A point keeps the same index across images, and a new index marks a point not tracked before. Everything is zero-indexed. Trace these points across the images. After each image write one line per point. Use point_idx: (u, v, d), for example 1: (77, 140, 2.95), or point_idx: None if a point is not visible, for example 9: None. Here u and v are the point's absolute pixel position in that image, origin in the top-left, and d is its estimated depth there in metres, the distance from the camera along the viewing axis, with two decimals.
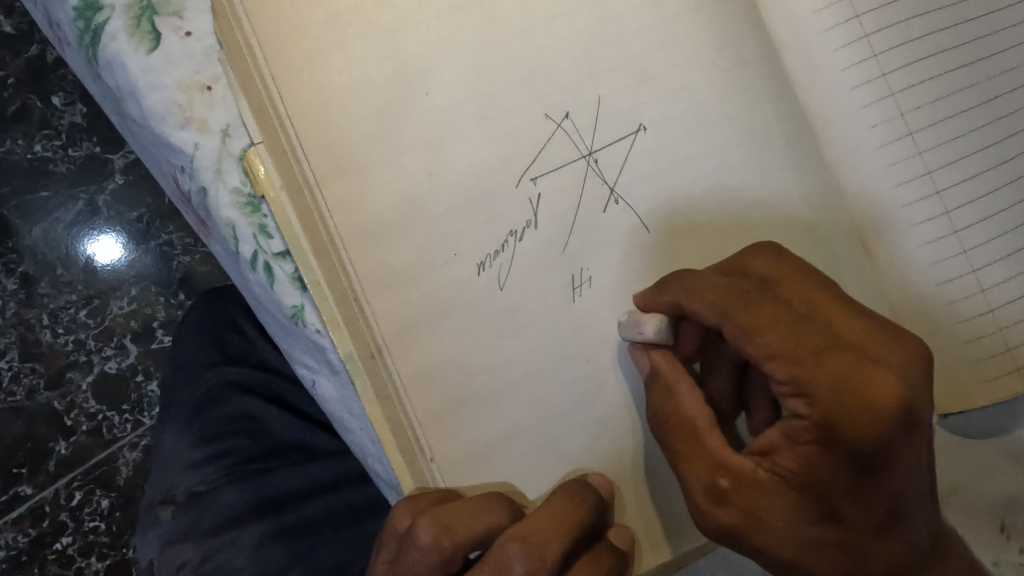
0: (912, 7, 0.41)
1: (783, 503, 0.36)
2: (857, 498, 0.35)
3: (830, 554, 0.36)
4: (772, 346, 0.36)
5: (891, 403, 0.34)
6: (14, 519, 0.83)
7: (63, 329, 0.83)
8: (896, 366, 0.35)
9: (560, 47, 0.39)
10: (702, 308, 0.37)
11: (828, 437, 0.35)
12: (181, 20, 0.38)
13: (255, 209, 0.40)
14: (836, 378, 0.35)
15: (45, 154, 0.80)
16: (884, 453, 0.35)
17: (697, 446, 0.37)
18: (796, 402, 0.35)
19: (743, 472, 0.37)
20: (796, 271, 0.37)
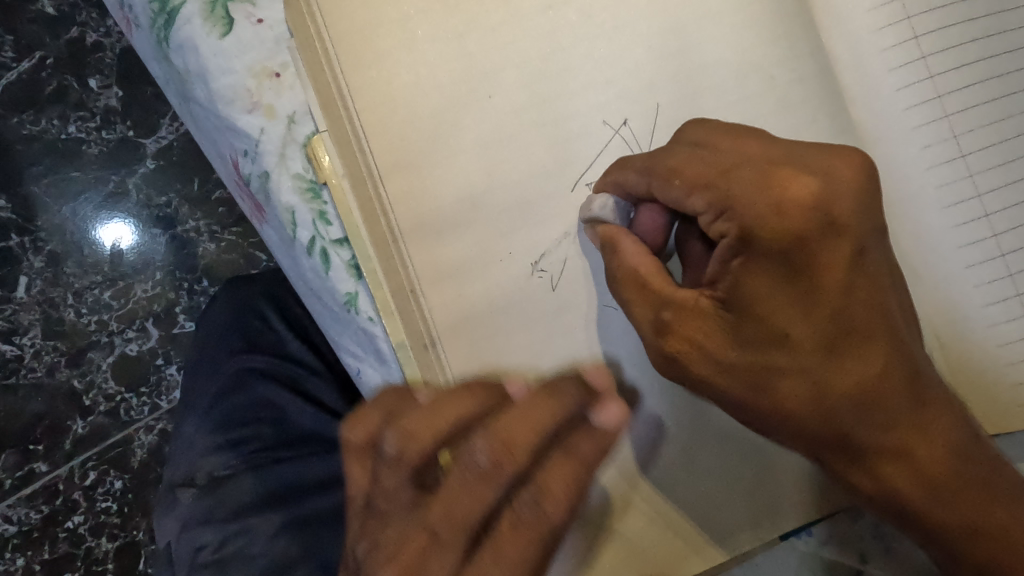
0: (968, 33, 0.41)
1: (723, 329, 0.33)
2: (791, 316, 0.32)
3: (781, 382, 0.34)
4: (690, 181, 0.33)
5: (805, 204, 0.31)
6: (27, 496, 0.80)
7: (86, 310, 0.81)
8: (853, 186, 0.32)
9: (621, 56, 0.39)
10: (643, 168, 0.35)
11: (746, 250, 0.32)
12: (254, 6, 0.39)
13: (317, 195, 0.40)
14: (763, 200, 0.31)
15: (79, 134, 0.79)
16: (809, 259, 0.32)
17: (646, 289, 0.34)
18: (715, 223, 0.33)
19: (688, 300, 0.34)
20: (726, 130, 0.35)
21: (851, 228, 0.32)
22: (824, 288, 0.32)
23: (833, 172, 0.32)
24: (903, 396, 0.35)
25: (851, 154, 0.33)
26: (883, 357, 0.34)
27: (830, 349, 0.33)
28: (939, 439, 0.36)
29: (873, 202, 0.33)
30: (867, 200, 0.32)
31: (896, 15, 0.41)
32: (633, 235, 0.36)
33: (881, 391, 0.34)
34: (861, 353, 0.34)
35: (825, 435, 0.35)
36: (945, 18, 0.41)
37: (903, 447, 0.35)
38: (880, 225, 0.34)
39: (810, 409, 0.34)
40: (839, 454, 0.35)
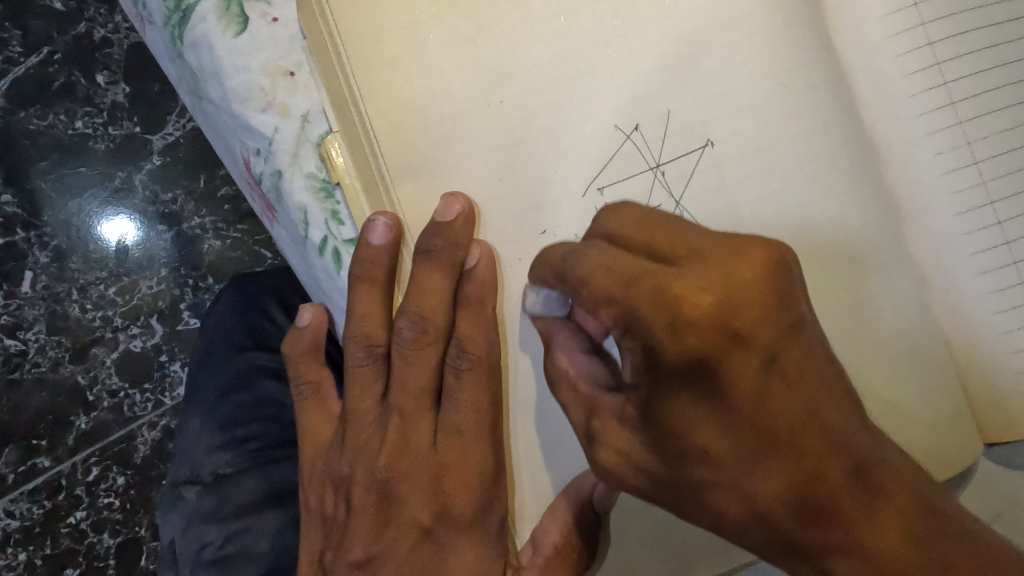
0: (983, 40, 0.41)
1: (641, 445, 0.33)
2: (710, 429, 0.31)
3: (714, 495, 0.31)
4: (595, 270, 0.31)
5: (704, 322, 0.29)
6: (30, 490, 0.80)
7: (91, 305, 0.81)
8: (751, 286, 0.30)
9: (634, 61, 0.39)
10: (558, 266, 0.34)
11: (653, 370, 0.31)
12: (270, 4, 0.39)
13: (329, 194, 0.40)
14: (651, 302, 0.30)
15: (85, 130, 0.79)
16: (706, 368, 0.30)
17: (576, 391, 0.35)
18: (623, 338, 0.31)
19: (616, 409, 0.34)
20: (647, 215, 0.33)
21: (756, 341, 0.30)
22: (738, 399, 0.30)
23: (731, 279, 0.30)
24: (848, 488, 0.30)
25: (757, 246, 0.31)
26: (821, 449, 0.30)
27: (753, 457, 0.30)
28: (895, 519, 0.30)
29: (784, 284, 0.31)
30: (775, 305, 0.30)
31: (910, 22, 0.41)
32: (571, 329, 0.37)
33: (822, 494, 0.30)
34: (786, 459, 0.30)
35: (777, 542, 0.31)
36: (959, 26, 0.41)
37: (865, 548, 0.29)
38: (798, 312, 0.31)
39: (741, 510, 0.31)
40: (799, 559, 0.31)
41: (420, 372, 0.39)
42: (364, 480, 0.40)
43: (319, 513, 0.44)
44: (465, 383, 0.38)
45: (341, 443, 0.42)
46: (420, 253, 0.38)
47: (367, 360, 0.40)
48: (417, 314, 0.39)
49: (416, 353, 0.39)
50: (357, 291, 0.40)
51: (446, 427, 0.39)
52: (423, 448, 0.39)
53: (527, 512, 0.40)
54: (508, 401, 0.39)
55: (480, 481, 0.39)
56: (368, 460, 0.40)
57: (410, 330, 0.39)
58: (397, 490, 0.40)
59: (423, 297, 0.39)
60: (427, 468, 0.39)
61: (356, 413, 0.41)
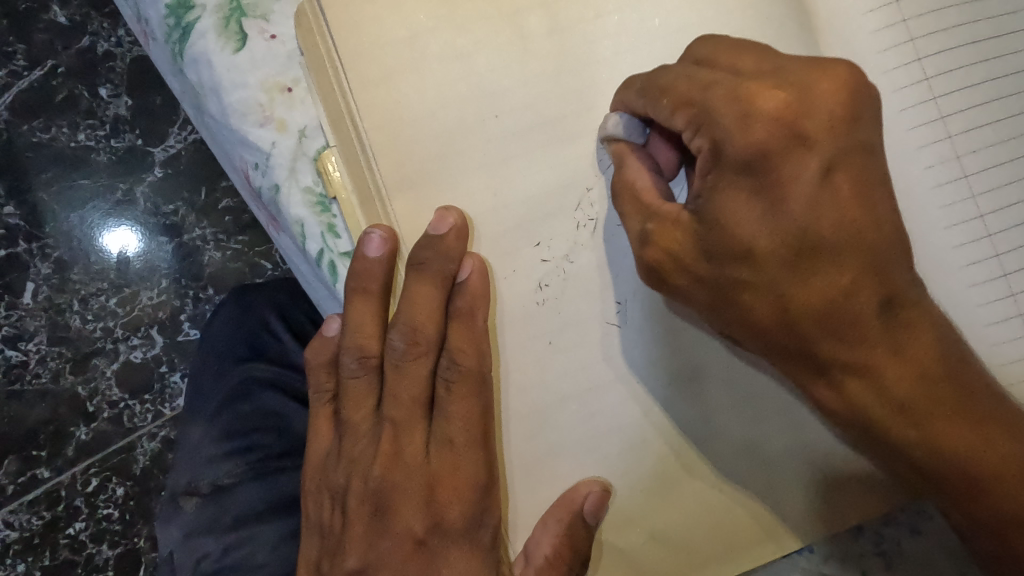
0: (970, 56, 0.42)
1: (696, 247, 0.33)
2: (756, 224, 0.32)
3: (745, 296, 0.33)
4: (673, 96, 0.33)
5: (773, 117, 0.30)
6: (29, 501, 0.80)
7: (92, 316, 0.82)
8: (831, 86, 0.31)
9: (626, 77, 0.39)
10: (642, 86, 0.35)
11: (718, 162, 0.31)
12: (267, 22, 0.40)
13: (326, 208, 0.41)
14: (726, 96, 0.31)
15: (88, 142, 0.80)
16: (767, 156, 0.31)
17: (641, 202, 0.35)
18: (693, 137, 0.32)
19: (671, 213, 0.34)
20: (726, 43, 0.34)
21: (819, 142, 0.31)
22: (790, 205, 0.31)
23: (804, 84, 0.31)
24: (876, 310, 0.33)
25: (839, 65, 0.32)
26: (856, 268, 0.32)
27: (793, 259, 0.32)
28: (914, 363, 0.34)
29: (857, 108, 0.31)
30: (849, 118, 0.31)
31: (899, 38, 0.41)
32: (638, 154, 0.36)
33: (849, 312, 0.33)
34: (827, 268, 0.32)
35: (792, 362, 0.35)
36: (947, 42, 0.41)
37: (880, 375, 0.34)
38: (871, 137, 0.32)
39: (776, 325, 0.33)
40: (812, 372, 0.35)
41: (412, 384, 0.40)
42: (359, 490, 0.41)
43: (317, 523, 0.43)
44: (456, 395, 0.38)
45: (338, 453, 0.42)
46: (412, 264, 0.38)
47: (360, 371, 0.41)
48: (409, 326, 0.39)
49: (407, 364, 0.39)
50: (350, 303, 0.40)
51: (439, 438, 0.40)
52: (417, 458, 0.40)
53: (520, 525, 0.40)
54: (499, 414, 0.39)
55: (472, 493, 0.39)
56: (362, 470, 0.41)
57: (402, 342, 0.39)
58: (390, 501, 0.40)
59: (414, 309, 0.39)
60: (419, 478, 0.40)
61: (351, 424, 0.41)
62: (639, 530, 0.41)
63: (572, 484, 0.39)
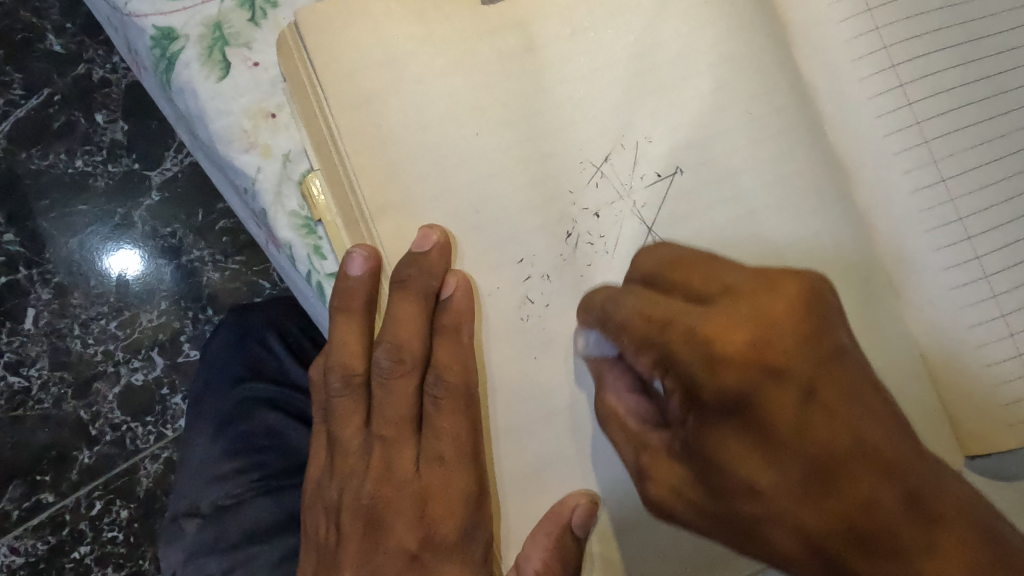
0: (944, 61, 0.42)
1: (687, 474, 0.33)
2: (745, 441, 0.31)
3: (750, 510, 0.32)
4: (636, 337, 0.33)
5: (742, 361, 0.30)
6: (34, 526, 0.81)
7: (93, 340, 0.82)
8: (793, 332, 0.31)
9: (604, 93, 0.40)
10: (598, 315, 0.36)
11: (696, 405, 0.32)
12: (250, 50, 0.40)
13: (312, 230, 0.41)
14: (684, 342, 0.31)
15: (86, 168, 0.80)
16: (749, 401, 0.31)
17: (622, 429, 0.36)
18: (663, 377, 0.33)
19: (660, 448, 0.35)
20: (673, 253, 0.36)
21: (792, 372, 0.31)
22: (777, 429, 0.30)
23: (769, 314, 0.31)
24: (901, 509, 0.29)
25: (795, 278, 0.32)
26: (873, 476, 0.30)
27: (805, 494, 0.30)
28: (952, 534, 0.29)
29: (819, 316, 0.32)
30: (810, 339, 0.31)
31: (873, 46, 0.42)
32: (615, 371, 0.37)
33: (881, 521, 0.29)
34: (845, 487, 0.30)
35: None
36: (922, 48, 0.42)
37: (915, 563, 0.28)
38: (839, 339, 0.32)
39: (799, 550, 0.31)
40: (832, 571, 0.30)
41: (400, 401, 0.40)
42: (352, 506, 0.41)
43: (314, 539, 0.44)
44: (444, 412, 0.40)
45: (330, 471, 0.43)
46: (396, 283, 0.39)
47: (345, 390, 0.41)
48: (394, 343, 0.40)
49: (394, 382, 0.40)
50: (336, 324, 0.41)
51: (428, 452, 0.41)
52: (408, 473, 0.41)
53: (512, 538, 0.40)
54: (489, 428, 0.39)
55: (463, 506, 0.39)
56: (355, 486, 0.41)
57: (388, 360, 0.40)
58: (383, 516, 0.41)
59: (400, 328, 0.40)
60: (412, 493, 0.41)
61: (341, 442, 0.42)
62: (638, 540, 0.41)
63: (561, 497, 0.39)
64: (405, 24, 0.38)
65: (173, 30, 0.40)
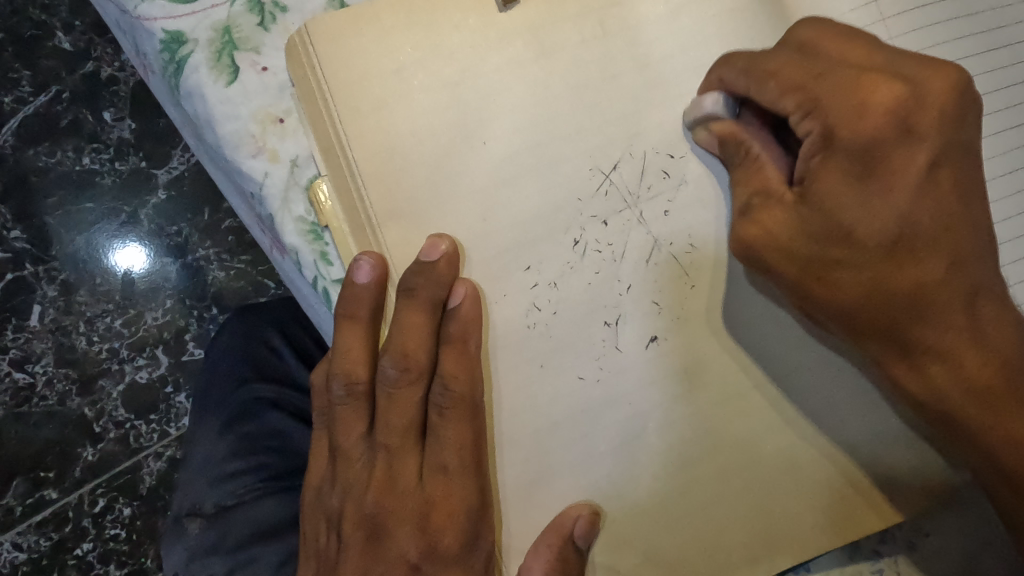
0: None
1: (863, 238, 0.35)
2: (915, 260, 0.36)
3: (892, 278, 0.36)
4: (783, 82, 0.36)
5: (884, 112, 0.34)
6: (37, 523, 0.81)
7: (98, 337, 0.82)
8: (929, 88, 0.35)
9: (614, 101, 0.40)
10: (745, 186, 0.38)
11: (831, 145, 0.35)
12: (259, 55, 0.40)
13: (318, 237, 0.41)
14: (845, 114, 0.34)
15: (93, 166, 0.80)
16: (895, 144, 0.34)
17: (750, 248, 0.38)
18: (803, 121, 0.35)
19: (778, 191, 0.37)
20: (834, 32, 0.37)
21: (927, 136, 0.35)
22: (873, 245, 0.35)
23: (919, 80, 0.35)
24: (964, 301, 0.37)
25: (948, 66, 0.36)
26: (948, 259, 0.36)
27: (896, 252, 0.36)
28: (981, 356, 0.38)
29: (959, 112, 0.36)
30: (955, 117, 0.35)
31: None
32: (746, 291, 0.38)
33: (932, 295, 0.36)
34: (917, 266, 0.36)
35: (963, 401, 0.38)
36: (932, 60, 0.42)
37: (956, 359, 0.37)
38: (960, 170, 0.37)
39: (858, 300, 0.37)
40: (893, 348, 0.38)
41: (405, 411, 0.40)
42: (355, 514, 0.41)
43: (315, 543, 0.45)
44: (450, 421, 0.39)
45: (332, 478, 0.43)
46: (403, 290, 0.38)
47: (349, 398, 0.41)
48: (400, 352, 0.39)
49: (399, 392, 0.40)
50: (340, 330, 0.40)
51: (431, 463, 0.40)
52: (411, 484, 0.41)
53: (514, 549, 0.39)
54: (493, 439, 0.39)
55: (465, 519, 0.39)
56: (357, 496, 0.41)
57: (394, 369, 0.39)
58: (385, 526, 0.41)
59: (406, 336, 0.39)
60: (414, 504, 0.40)
61: (344, 450, 0.42)
62: (640, 552, 0.41)
63: (562, 508, 0.39)
64: (414, 32, 0.38)
65: (183, 34, 0.40)
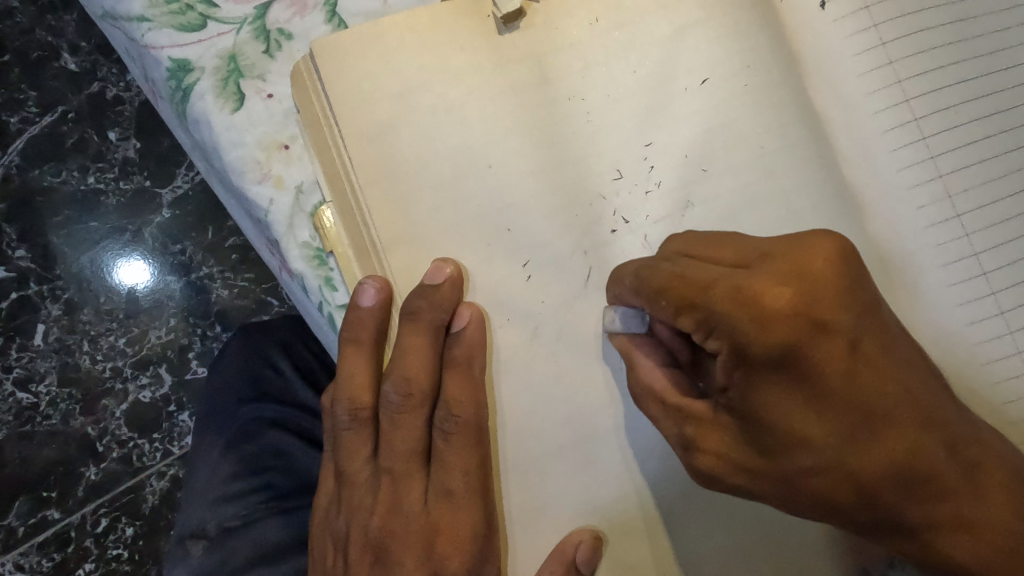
0: (957, 95, 0.42)
1: (736, 443, 0.32)
2: (817, 413, 0.30)
3: (813, 480, 0.31)
4: (675, 299, 0.32)
5: (786, 313, 0.29)
6: (39, 543, 0.80)
7: (102, 356, 0.82)
8: (828, 300, 0.29)
9: (617, 125, 0.40)
10: (633, 283, 0.35)
11: (740, 364, 0.30)
12: (264, 82, 0.41)
13: (323, 262, 0.41)
14: (730, 302, 0.30)
15: (97, 185, 0.81)
16: (780, 454, 0.31)
17: (666, 406, 0.35)
18: (706, 339, 0.31)
19: (703, 416, 0.34)
20: (773, 375, 0.30)
21: (837, 327, 0.29)
22: (823, 381, 0.29)
23: (805, 272, 0.30)
24: (843, 447, 0.30)
25: (820, 237, 0.30)
26: (864, 384, 0.29)
27: (853, 435, 0.30)
28: (882, 451, 0.30)
29: (851, 293, 0.30)
30: (849, 292, 0.30)
31: (887, 80, 0.42)
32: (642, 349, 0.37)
33: (882, 416, 0.30)
34: (885, 438, 0.30)
35: (867, 519, 0.31)
36: (934, 83, 0.42)
37: (909, 520, 0.31)
38: (870, 299, 0.31)
39: (777, 492, 0.32)
40: (872, 509, 0.31)
41: (408, 435, 0.40)
42: (359, 539, 0.41)
43: (320, 570, 0.44)
44: (453, 446, 0.39)
45: (337, 503, 0.43)
46: (406, 313, 0.38)
47: (354, 423, 0.41)
48: (403, 377, 0.39)
49: (402, 417, 0.40)
50: (344, 354, 0.40)
51: (438, 487, 0.40)
52: (416, 507, 0.41)
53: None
54: (498, 464, 0.39)
55: (471, 543, 0.39)
56: (362, 520, 0.41)
57: (396, 394, 0.39)
58: (390, 550, 0.41)
59: (409, 360, 0.39)
60: (419, 530, 0.41)
61: (348, 475, 0.42)
62: None
63: (564, 534, 0.39)
64: (419, 55, 0.38)
65: (189, 62, 0.40)
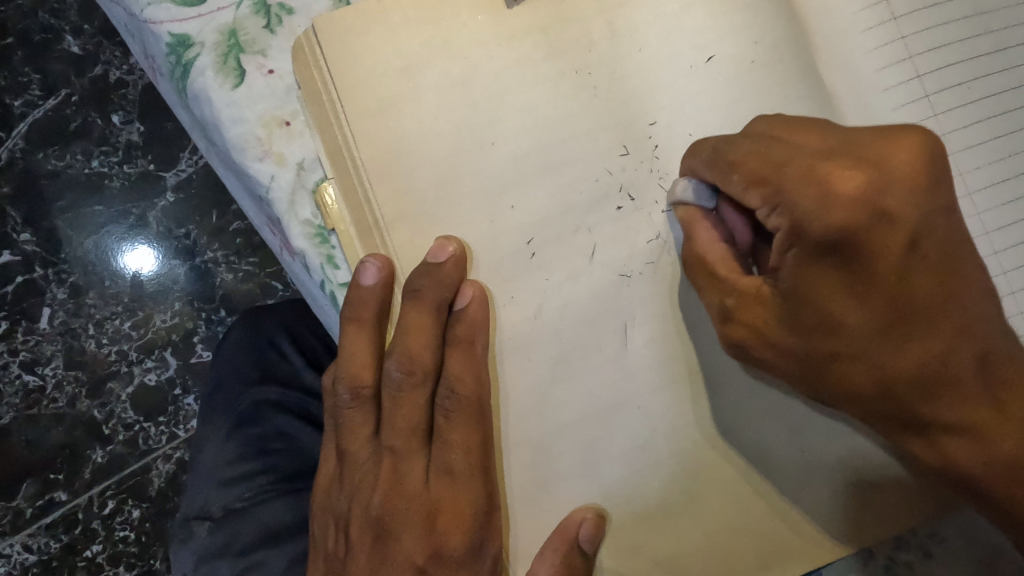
0: (970, 72, 0.42)
1: (783, 312, 0.35)
2: (859, 270, 0.33)
3: (842, 366, 0.35)
4: (747, 174, 0.34)
5: (851, 196, 0.32)
6: (47, 524, 0.81)
7: (107, 340, 0.82)
8: (906, 165, 0.33)
9: (621, 101, 0.40)
10: (710, 156, 0.36)
11: (797, 244, 0.33)
12: (265, 57, 0.40)
13: (325, 240, 0.41)
14: (801, 177, 0.33)
15: (102, 169, 0.81)
16: (844, 330, 0.34)
17: (716, 278, 0.37)
18: (771, 215, 0.34)
19: (750, 289, 0.36)
20: (821, 266, 0.33)
21: (903, 218, 0.33)
22: (876, 272, 0.33)
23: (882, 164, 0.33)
24: (877, 321, 0.34)
25: (907, 133, 0.34)
26: (926, 295, 0.34)
27: (884, 333, 0.34)
28: (918, 351, 0.34)
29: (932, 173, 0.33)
30: (927, 187, 0.33)
31: (898, 57, 0.41)
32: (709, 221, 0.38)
33: (942, 320, 0.34)
34: (925, 328, 0.34)
35: (888, 411, 0.36)
36: (947, 59, 0.41)
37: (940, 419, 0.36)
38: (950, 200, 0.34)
39: (832, 379, 0.36)
40: (915, 397, 0.35)
41: (410, 413, 0.40)
42: (361, 518, 0.41)
43: (322, 548, 0.44)
44: (456, 423, 0.39)
45: (339, 482, 0.43)
46: (408, 291, 0.38)
47: (354, 402, 0.41)
48: (405, 355, 0.39)
49: (404, 394, 0.40)
50: (346, 332, 0.40)
51: (439, 466, 0.40)
52: (417, 487, 0.40)
53: (521, 554, 0.39)
54: (499, 443, 0.39)
55: (472, 523, 0.39)
56: (363, 499, 0.41)
57: (398, 372, 0.39)
58: (391, 530, 0.41)
59: (411, 339, 0.39)
60: (420, 510, 0.40)
61: (350, 454, 0.42)
62: (649, 556, 0.40)
63: (567, 512, 0.39)
64: (423, 29, 0.37)
65: (189, 37, 0.40)
